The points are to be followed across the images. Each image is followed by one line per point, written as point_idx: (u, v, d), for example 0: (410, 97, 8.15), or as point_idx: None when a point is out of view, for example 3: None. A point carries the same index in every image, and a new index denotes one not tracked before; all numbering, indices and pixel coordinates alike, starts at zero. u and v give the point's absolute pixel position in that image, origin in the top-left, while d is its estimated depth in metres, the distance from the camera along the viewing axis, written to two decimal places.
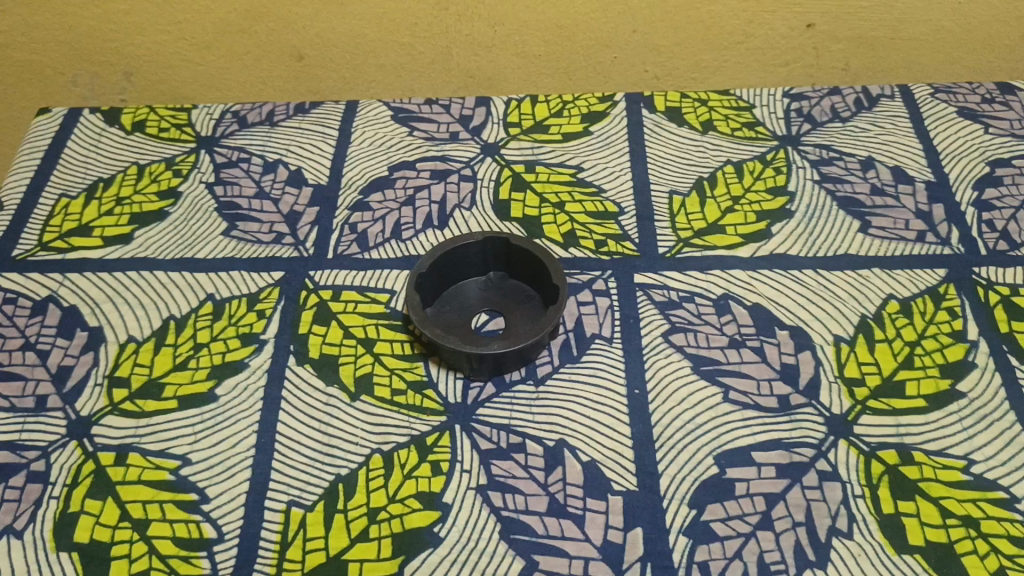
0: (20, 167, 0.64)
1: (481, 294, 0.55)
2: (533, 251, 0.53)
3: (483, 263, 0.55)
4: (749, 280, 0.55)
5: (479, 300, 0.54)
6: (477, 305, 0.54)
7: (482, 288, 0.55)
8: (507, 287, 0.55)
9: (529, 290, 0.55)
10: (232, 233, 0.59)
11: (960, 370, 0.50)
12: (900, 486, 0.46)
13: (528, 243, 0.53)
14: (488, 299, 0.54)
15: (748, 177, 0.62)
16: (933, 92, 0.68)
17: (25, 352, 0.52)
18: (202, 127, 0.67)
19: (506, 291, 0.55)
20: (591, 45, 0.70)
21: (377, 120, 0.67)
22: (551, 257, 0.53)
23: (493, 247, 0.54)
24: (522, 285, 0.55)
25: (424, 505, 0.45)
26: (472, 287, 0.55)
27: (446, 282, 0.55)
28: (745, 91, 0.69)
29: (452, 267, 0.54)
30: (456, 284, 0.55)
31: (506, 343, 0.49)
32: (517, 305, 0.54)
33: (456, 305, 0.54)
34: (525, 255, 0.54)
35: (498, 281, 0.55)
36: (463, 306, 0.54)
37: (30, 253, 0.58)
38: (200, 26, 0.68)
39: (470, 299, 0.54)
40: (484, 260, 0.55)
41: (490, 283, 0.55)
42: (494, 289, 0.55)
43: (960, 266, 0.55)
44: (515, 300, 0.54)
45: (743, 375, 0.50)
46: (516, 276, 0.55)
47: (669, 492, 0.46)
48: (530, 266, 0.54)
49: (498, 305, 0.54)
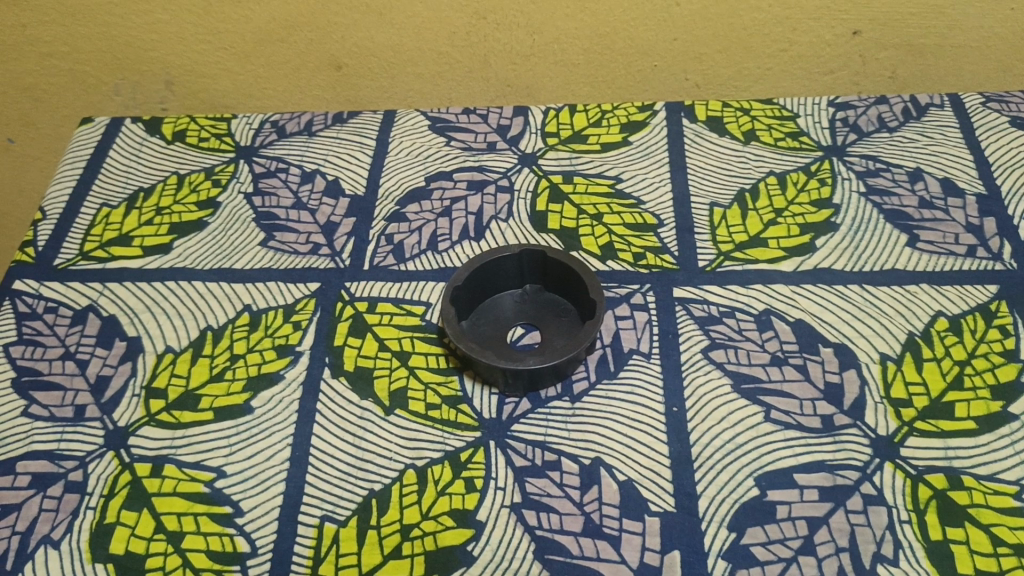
0: (63, 177, 0.65)
1: (517, 307, 0.54)
2: (569, 264, 0.52)
3: (518, 276, 0.55)
4: (792, 295, 0.54)
5: (515, 313, 0.54)
6: (513, 318, 0.53)
7: (517, 301, 0.54)
8: (543, 300, 0.54)
9: (565, 304, 0.54)
10: (270, 243, 0.59)
11: (1012, 391, 0.48)
12: (948, 512, 0.44)
13: (564, 255, 0.53)
14: (524, 312, 0.53)
15: (791, 189, 0.61)
16: (983, 102, 0.66)
17: (65, 361, 0.53)
18: (242, 137, 0.68)
19: (542, 304, 0.54)
20: (631, 53, 0.69)
21: (415, 130, 0.67)
22: (588, 271, 0.52)
23: (530, 259, 0.54)
24: (558, 299, 0.54)
25: (457, 523, 0.45)
26: (508, 300, 0.54)
27: (481, 294, 0.54)
28: (789, 100, 0.68)
29: (487, 280, 0.54)
30: (492, 296, 0.55)
31: (541, 359, 0.48)
32: (553, 319, 0.53)
33: (491, 318, 0.53)
34: (562, 268, 0.53)
35: (534, 293, 0.55)
36: (499, 319, 0.53)
37: (71, 262, 0.59)
38: (240, 36, 0.69)
39: (506, 312, 0.54)
40: (520, 274, 0.55)
41: (527, 296, 0.55)
42: (531, 302, 0.54)
43: (1013, 282, 0.54)
44: (552, 313, 0.53)
45: (786, 394, 0.49)
46: (552, 288, 0.55)
47: (707, 514, 0.45)
48: (567, 280, 0.53)
49: (535, 319, 0.53)
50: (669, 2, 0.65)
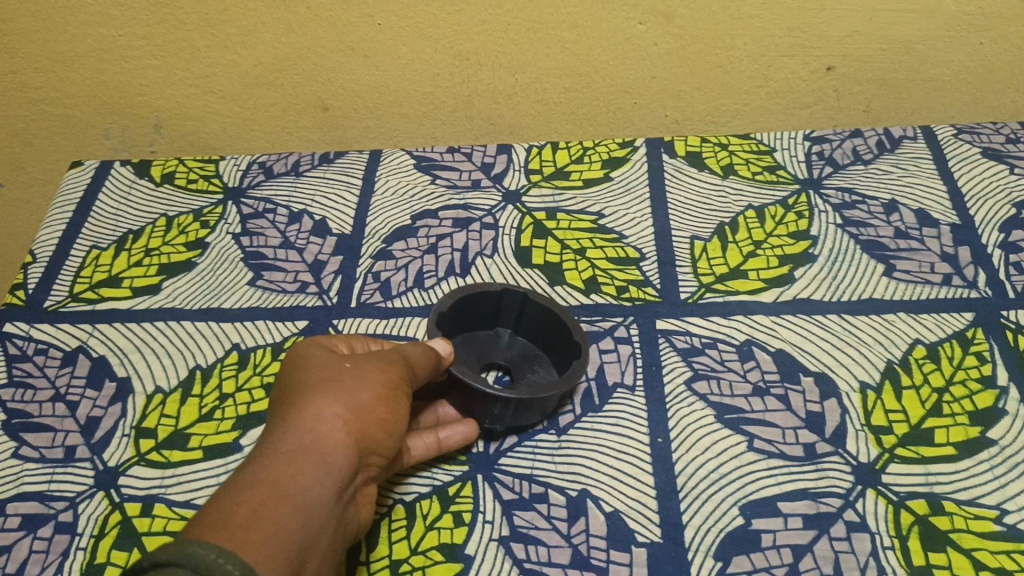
0: (53, 220, 0.66)
1: (493, 348, 0.55)
2: (554, 309, 0.53)
3: (494, 319, 0.55)
4: (772, 326, 0.55)
5: (491, 352, 0.54)
6: (489, 358, 0.54)
7: (493, 342, 0.55)
8: (516, 347, 0.55)
9: (540, 353, 0.55)
10: (258, 283, 0.60)
11: (991, 417, 0.49)
12: (930, 537, 0.45)
13: (552, 304, 0.53)
14: (501, 355, 0.54)
15: (770, 222, 0.62)
16: (955, 134, 0.68)
17: (55, 403, 0.53)
18: (230, 178, 0.69)
19: (518, 350, 0.55)
20: (611, 91, 0.70)
21: (400, 169, 0.68)
22: (572, 319, 0.53)
23: (514, 304, 0.54)
24: (533, 347, 0.55)
25: (445, 557, 0.45)
26: (485, 338, 0.55)
27: (466, 323, 0.55)
28: (765, 135, 0.70)
29: (467, 316, 0.54)
30: (473, 329, 0.55)
31: (533, 389, 0.47)
32: (528, 367, 0.54)
33: (473, 347, 0.54)
34: (547, 314, 0.54)
35: (509, 337, 0.55)
36: (480, 350, 0.54)
37: (61, 303, 0.60)
38: (227, 80, 0.70)
39: (484, 349, 0.54)
40: (495, 317, 0.55)
41: (502, 338, 0.55)
42: (507, 346, 0.55)
43: (988, 310, 0.55)
44: (526, 361, 0.54)
45: (768, 424, 0.50)
46: (524, 335, 0.55)
47: (693, 544, 0.45)
48: (546, 326, 0.54)
49: (510, 365, 0.54)
50: (648, 42, 0.66)
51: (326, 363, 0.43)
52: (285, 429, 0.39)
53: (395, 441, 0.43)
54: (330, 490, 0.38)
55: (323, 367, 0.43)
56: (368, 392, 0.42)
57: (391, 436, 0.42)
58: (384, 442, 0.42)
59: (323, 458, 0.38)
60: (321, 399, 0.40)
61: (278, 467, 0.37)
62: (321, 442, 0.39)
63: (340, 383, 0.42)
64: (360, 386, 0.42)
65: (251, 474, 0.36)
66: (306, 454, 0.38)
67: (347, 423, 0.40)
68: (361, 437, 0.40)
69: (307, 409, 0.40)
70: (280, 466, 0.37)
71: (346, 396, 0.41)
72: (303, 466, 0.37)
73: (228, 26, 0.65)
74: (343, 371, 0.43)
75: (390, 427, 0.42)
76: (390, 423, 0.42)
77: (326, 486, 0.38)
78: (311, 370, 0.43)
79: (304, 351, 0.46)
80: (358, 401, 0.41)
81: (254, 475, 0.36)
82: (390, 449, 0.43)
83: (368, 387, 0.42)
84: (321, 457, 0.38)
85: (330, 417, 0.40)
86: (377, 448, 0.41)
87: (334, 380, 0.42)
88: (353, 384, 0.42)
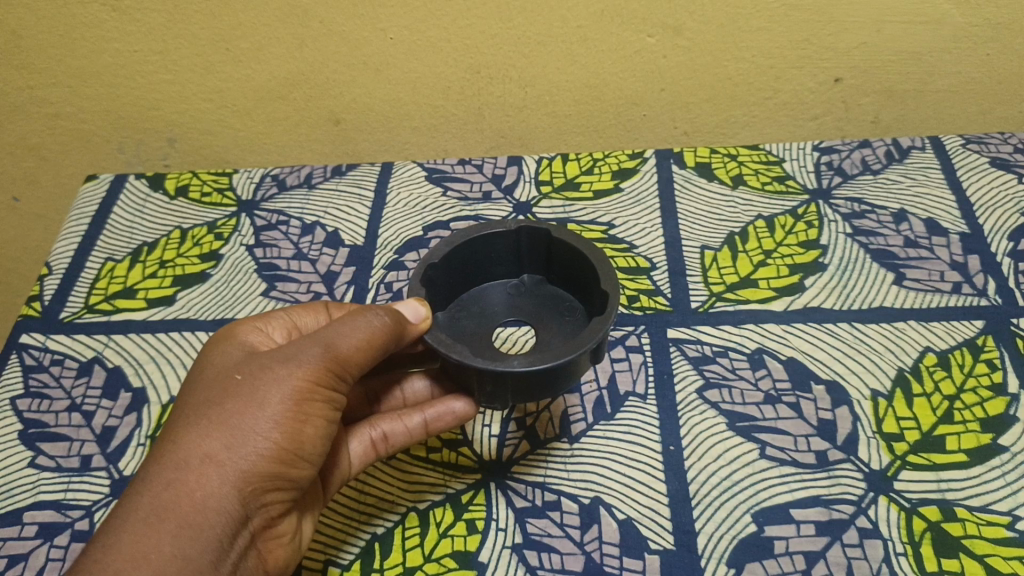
0: (69, 233, 0.67)
1: (509, 301, 0.55)
2: (581, 249, 0.51)
3: (517, 266, 0.56)
4: (783, 334, 0.55)
5: (507, 308, 0.55)
6: (504, 313, 0.55)
7: (512, 295, 0.55)
8: (543, 296, 0.55)
9: (570, 300, 0.54)
10: (272, 293, 0.60)
11: (1001, 423, 0.49)
12: (943, 543, 0.45)
13: (569, 236, 0.52)
14: (517, 308, 0.55)
15: (780, 232, 0.62)
16: (964, 143, 0.68)
17: (70, 413, 0.54)
18: (243, 192, 0.70)
19: (540, 299, 0.55)
20: (620, 103, 0.71)
21: (413, 181, 0.69)
22: (602, 259, 0.50)
23: (527, 243, 0.54)
24: (560, 292, 0.55)
25: (459, 565, 0.45)
26: (500, 292, 0.56)
27: (470, 285, 0.55)
28: (774, 146, 0.70)
29: (481, 262, 0.54)
30: (482, 284, 0.56)
31: (527, 361, 0.43)
32: (549, 316, 0.54)
33: (476, 311, 0.55)
34: (565, 247, 0.52)
35: (533, 285, 0.56)
36: (486, 312, 0.55)
37: (76, 314, 0.60)
38: (240, 94, 0.70)
39: (496, 306, 0.55)
40: (519, 263, 0.55)
41: (524, 288, 0.56)
42: (529, 297, 0.55)
43: (998, 317, 0.55)
44: (550, 311, 0.54)
45: (780, 432, 0.50)
46: (553, 282, 0.55)
47: (706, 551, 0.45)
48: (573, 267, 0.53)
49: (530, 315, 0.54)
50: (656, 55, 0.67)
51: (218, 382, 0.43)
52: (155, 482, 0.39)
53: (304, 458, 0.43)
54: (202, 551, 0.38)
55: (215, 388, 0.43)
56: (259, 419, 0.41)
57: (290, 461, 0.42)
58: (285, 466, 0.42)
59: (194, 515, 0.39)
60: (199, 438, 0.40)
61: (144, 531, 0.38)
62: (194, 496, 0.39)
63: (226, 411, 0.41)
64: (249, 412, 0.41)
65: (111, 546, 0.37)
66: (176, 513, 0.38)
67: (226, 467, 0.40)
68: (246, 478, 0.40)
69: (183, 451, 0.40)
70: (141, 535, 0.37)
71: (228, 432, 0.41)
72: (170, 531, 0.38)
73: (241, 41, 0.66)
74: (233, 391, 0.42)
75: (291, 448, 0.42)
76: (291, 444, 0.42)
77: (197, 549, 0.38)
78: (206, 391, 0.43)
79: (220, 355, 0.46)
80: (243, 435, 0.41)
81: (119, 539, 0.37)
82: (299, 470, 0.43)
83: (259, 412, 0.41)
84: (192, 516, 0.39)
85: (207, 461, 0.40)
86: (273, 479, 0.41)
87: (220, 406, 0.41)
88: (240, 412, 0.41)
